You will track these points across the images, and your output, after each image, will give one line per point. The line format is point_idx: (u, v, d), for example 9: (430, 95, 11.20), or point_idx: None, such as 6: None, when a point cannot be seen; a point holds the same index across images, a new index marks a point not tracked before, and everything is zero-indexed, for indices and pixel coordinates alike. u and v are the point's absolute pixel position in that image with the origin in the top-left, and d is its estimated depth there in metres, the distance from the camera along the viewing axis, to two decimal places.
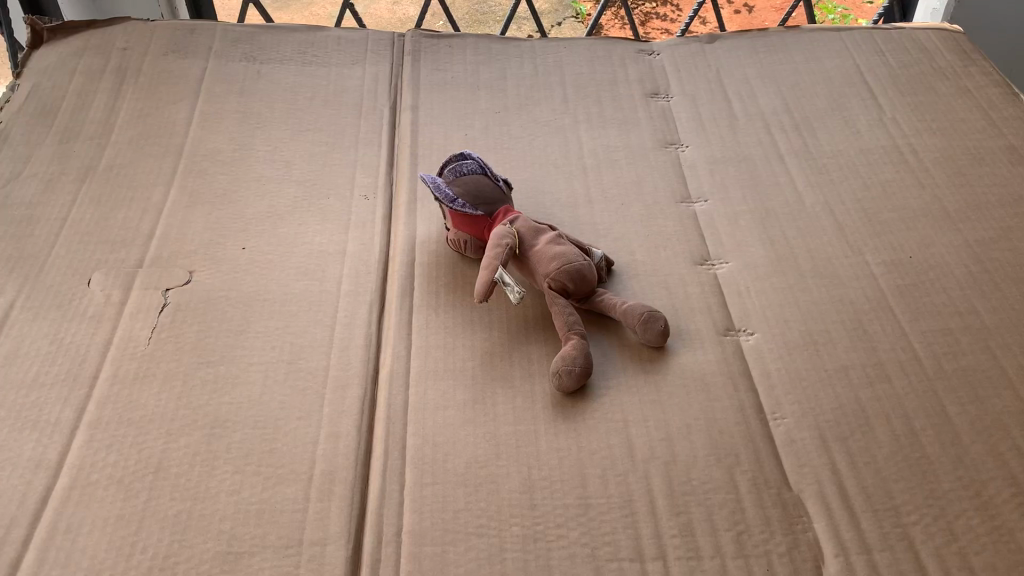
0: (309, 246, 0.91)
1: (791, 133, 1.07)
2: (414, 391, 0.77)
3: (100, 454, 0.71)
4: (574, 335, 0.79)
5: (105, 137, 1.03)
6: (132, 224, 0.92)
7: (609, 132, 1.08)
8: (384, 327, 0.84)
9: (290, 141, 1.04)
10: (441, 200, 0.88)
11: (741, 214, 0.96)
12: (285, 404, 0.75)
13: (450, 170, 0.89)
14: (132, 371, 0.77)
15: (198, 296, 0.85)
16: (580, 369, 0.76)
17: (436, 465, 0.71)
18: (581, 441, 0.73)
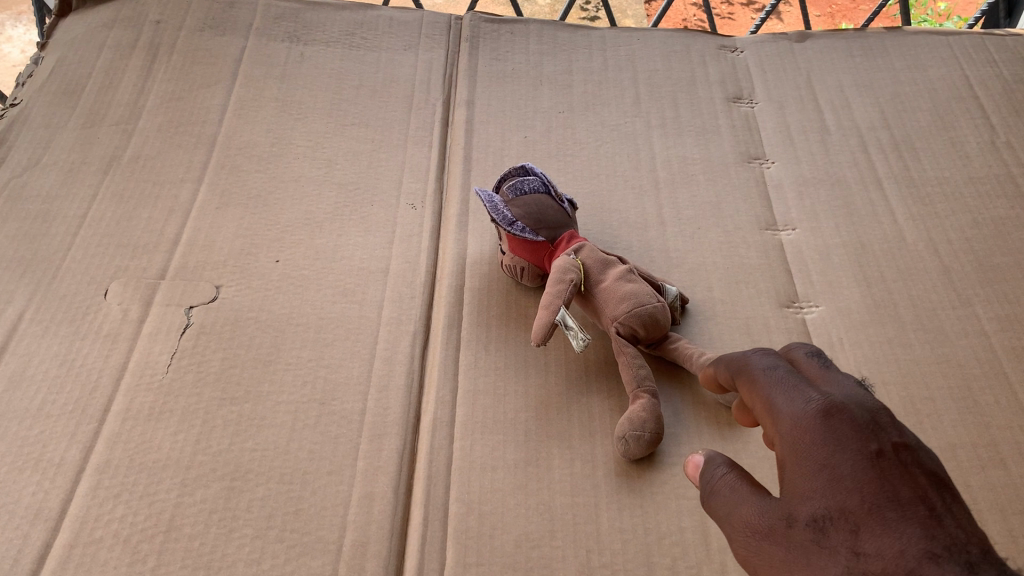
0: (349, 261, 0.82)
1: (890, 153, 0.95)
2: (460, 447, 0.69)
3: (106, 505, 0.63)
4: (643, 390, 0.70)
5: (131, 123, 0.94)
6: (157, 227, 0.84)
7: (685, 140, 0.97)
8: (428, 364, 0.75)
9: (333, 136, 0.95)
10: (497, 222, 0.77)
11: (833, 248, 0.85)
12: (315, 455, 0.67)
13: (513, 187, 0.79)
14: (148, 405, 0.69)
15: (224, 316, 0.76)
16: (650, 434, 0.67)
17: (481, 542, 0.63)
18: (648, 522, 0.64)
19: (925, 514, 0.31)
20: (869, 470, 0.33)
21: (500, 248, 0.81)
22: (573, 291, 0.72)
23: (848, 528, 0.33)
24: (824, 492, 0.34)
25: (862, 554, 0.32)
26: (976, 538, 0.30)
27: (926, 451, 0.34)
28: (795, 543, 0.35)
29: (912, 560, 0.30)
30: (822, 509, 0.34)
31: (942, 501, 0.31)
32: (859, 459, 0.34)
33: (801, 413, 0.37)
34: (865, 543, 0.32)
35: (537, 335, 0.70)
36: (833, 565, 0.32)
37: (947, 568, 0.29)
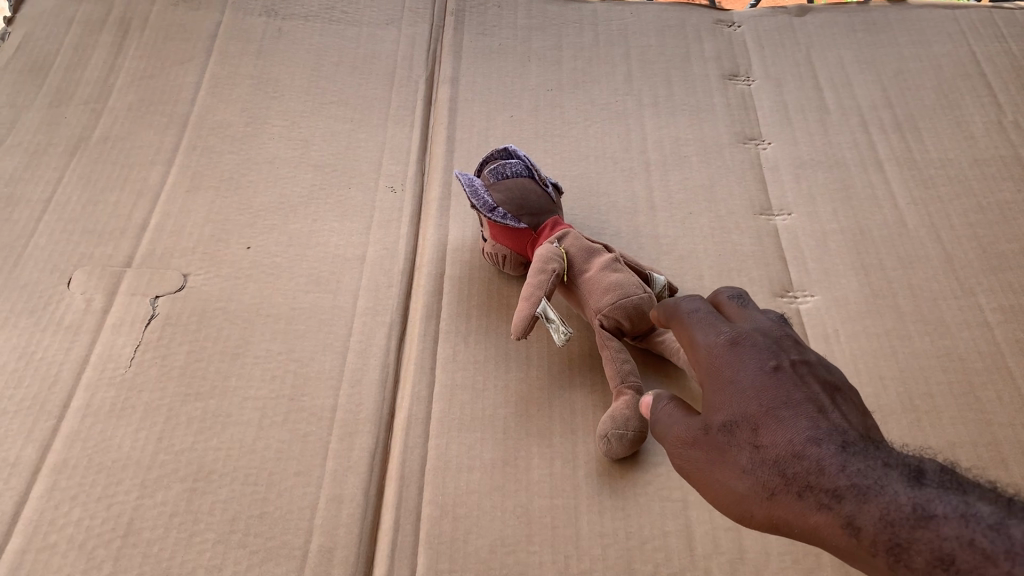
0: (324, 247, 0.79)
1: (892, 133, 0.91)
2: (435, 445, 0.65)
3: (62, 507, 0.60)
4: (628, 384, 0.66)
5: (101, 102, 0.90)
6: (124, 211, 0.81)
7: (678, 120, 0.93)
8: (404, 357, 0.72)
9: (310, 115, 0.91)
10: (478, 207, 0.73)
11: (831, 234, 0.82)
12: (282, 454, 0.64)
13: (495, 171, 0.74)
14: (109, 401, 0.66)
15: (192, 306, 0.73)
16: (635, 430, 0.63)
17: (454, 547, 0.60)
18: (630, 525, 0.61)
19: (812, 407, 0.39)
20: (769, 378, 0.41)
21: (482, 234, 0.77)
22: (555, 281, 0.69)
23: (748, 425, 0.40)
24: (734, 399, 0.41)
25: (762, 443, 0.39)
26: (853, 427, 0.38)
27: (819, 364, 0.42)
28: (709, 442, 0.42)
29: (800, 445, 0.38)
30: (731, 412, 0.41)
31: (828, 400, 0.39)
32: (763, 372, 0.41)
33: (714, 333, 0.45)
34: (764, 434, 0.39)
35: (517, 328, 0.67)
36: (740, 455, 0.40)
37: (827, 446, 0.37)
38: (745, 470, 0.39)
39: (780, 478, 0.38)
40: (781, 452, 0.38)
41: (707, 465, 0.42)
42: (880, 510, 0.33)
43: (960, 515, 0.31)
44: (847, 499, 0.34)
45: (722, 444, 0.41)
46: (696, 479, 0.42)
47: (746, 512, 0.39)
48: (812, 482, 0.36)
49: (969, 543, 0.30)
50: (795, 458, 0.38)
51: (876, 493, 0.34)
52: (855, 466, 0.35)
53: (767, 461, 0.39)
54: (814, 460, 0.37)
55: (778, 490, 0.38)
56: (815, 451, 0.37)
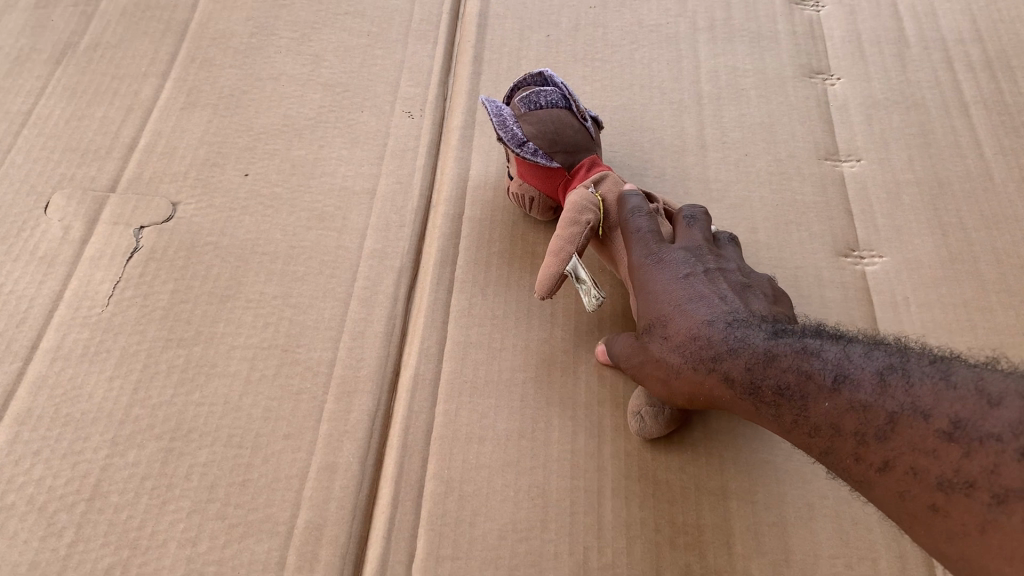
0: (330, 178, 0.70)
1: (980, 72, 0.80)
2: (443, 411, 0.58)
3: (23, 464, 0.54)
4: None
5: (92, 5, 0.81)
6: (112, 128, 0.72)
7: (736, 47, 0.82)
8: (415, 309, 0.64)
9: (322, 27, 0.81)
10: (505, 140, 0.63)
11: (904, 186, 0.72)
12: (271, 413, 0.57)
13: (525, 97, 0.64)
14: (82, 343, 0.59)
15: (180, 240, 0.65)
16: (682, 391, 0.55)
17: (459, 530, 0.53)
18: (661, 516, 0.54)
19: (710, 298, 0.51)
20: (681, 280, 0.53)
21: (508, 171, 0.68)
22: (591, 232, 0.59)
23: (662, 321, 0.52)
24: (652, 298, 0.53)
25: (670, 329, 0.51)
26: (741, 307, 0.50)
27: (730, 270, 0.54)
28: (639, 338, 0.54)
29: (695, 329, 0.50)
30: (652, 311, 0.53)
31: (728, 291, 0.52)
32: (675, 276, 0.53)
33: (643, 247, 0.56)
34: (670, 322, 0.51)
35: (544, 285, 0.58)
36: (654, 342, 0.52)
37: (716, 324, 0.49)
38: (659, 353, 0.52)
39: (681, 356, 0.50)
40: (682, 333, 0.50)
41: (637, 358, 0.54)
42: (748, 362, 0.45)
43: (800, 359, 0.43)
44: (729, 368, 0.46)
45: (645, 338, 0.53)
46: (633, 368, 0.55)
47: (665, 386, 0.52)
48: (700, 352, 0.48)
49: (799, 374, 0.42)
50: (691, 339, 0.49)
51: (745, 358, 0.46)
52: (738, 338, 0.47)
53: (675, 344, 0.50)
54: (705, 339, 0.49)
55: (682, 367, 0.50)
56: (706, 330, 0.49)
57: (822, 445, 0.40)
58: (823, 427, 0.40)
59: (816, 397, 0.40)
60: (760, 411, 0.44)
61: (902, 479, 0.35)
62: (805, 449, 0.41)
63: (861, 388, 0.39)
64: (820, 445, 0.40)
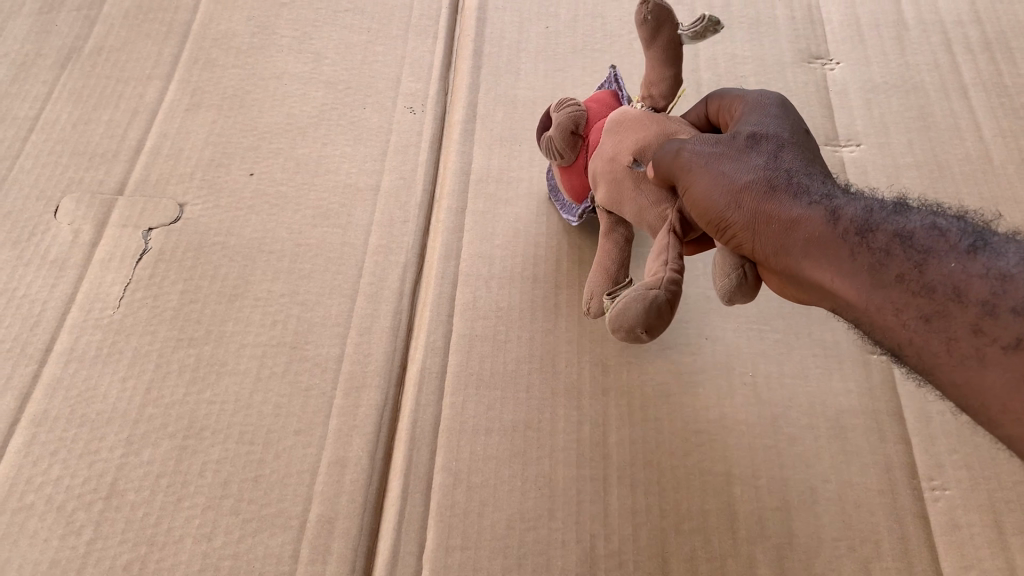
0: (334, 175, 0.71)
1: (980, 53, 0.80)
2: (451, 403, 0.59)
3: (41, 464, 0.55)
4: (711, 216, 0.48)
5: (94, 9, 0.82)
6: (117, 130, 0.73)
7: (735, 33, 0.83)
8: (420, 305, 0.65)
9: (322, 25, 0.82)
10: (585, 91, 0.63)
11: (904, 171, 0.72)
12: (281, 410, 0.58)
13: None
14: (95, 345, 0.60)
15: (188, 241, 0.66)
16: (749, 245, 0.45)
17: (468, 520, 0.54)
18: (666, 502, 0.55)
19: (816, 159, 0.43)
20: (803, 131, 0.44)
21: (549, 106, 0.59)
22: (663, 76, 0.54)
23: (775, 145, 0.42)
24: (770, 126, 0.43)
25: (780, 156, 0.41)
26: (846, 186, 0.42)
27: None
28: (731, 147, 0.42)
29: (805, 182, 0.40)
30: (765, 131, 0.42)
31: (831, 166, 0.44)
32: (798, 127, 0.43)
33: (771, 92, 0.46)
34: (787, 157, 0.41)
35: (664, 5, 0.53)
36: (753, 158, 0.41)
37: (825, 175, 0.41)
38: (757, 170, 0.40)
39: (784, 181, 0.39)
40: (797, 168, 0.40)
41: (715, 161, 0.42)
42: (862, 204, 0.37)
43: (931, 214, 0.35)
44: (837, 199, 0.38)
45: (743, 151, 0.42)
46: (693, 169, 0.42)
47: (734, 202, 0.40)
48: (805, 186, 0.39)
49: (929, 225, 0.34)
50: (805, 176, 0.40)
51: (863, 200, 0.37)
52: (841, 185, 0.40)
53: (783, 170, 0.40)
54: (819, 180, 0.40)
55: (780, 188, 0.39)
56: (815, 169, 0.41)
57: (928, 309, 0.33)
58: (939, 282, 0.32)
59: (943, 254, 0.33)
60: (850, 253, 0.36)
61: None
62: (897, 307, 0.34)
63: (1005, 258, 0.31)
64: (923, 305, 0.33)
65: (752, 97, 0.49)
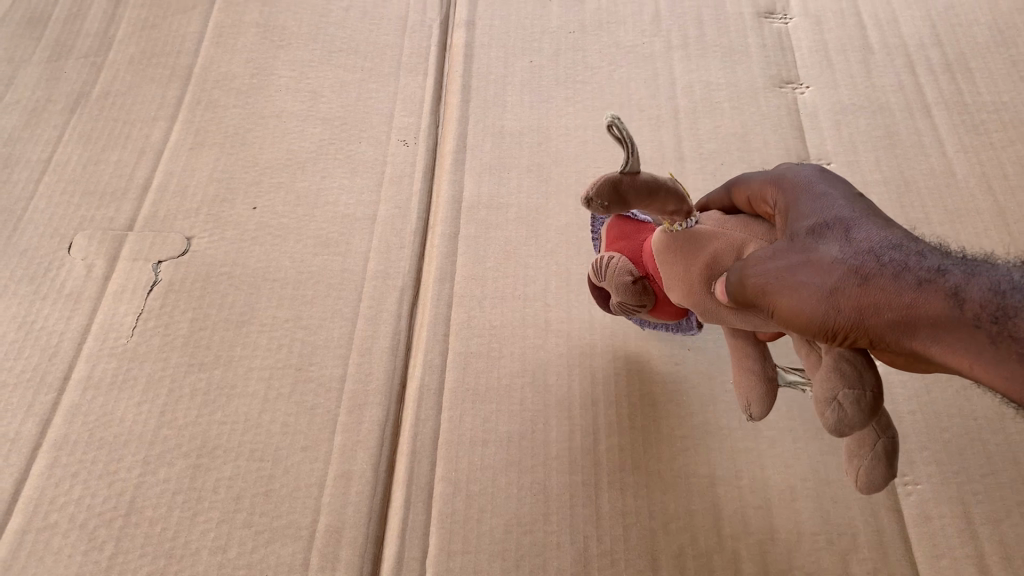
0: (333, 206, 0.75)
1: (941, 73, 0.85)
2: (449, 418, 0.62)
3: (63, 485, 0.58)
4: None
5: (101, 56, 0.86)
6: (126, 170, 0.77)
7: (710, 62, 0.87)
8: (417, 326, 0.68)
9: (319, 65, 0.86)
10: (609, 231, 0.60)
11: (873, 187, 0.76)
12: (289, 428, 0.61)
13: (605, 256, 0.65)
14: (110, 373, 0.64)
15: (196, 272, 0.70)
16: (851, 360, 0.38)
17: (468, 526, 0.57)
18: (654, 503, 0.58)
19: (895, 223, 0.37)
20: (861, 203, 0.38)
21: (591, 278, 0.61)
22: (666, 200, 0.51)
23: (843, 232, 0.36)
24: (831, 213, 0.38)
25: (854, 240, 0.35)
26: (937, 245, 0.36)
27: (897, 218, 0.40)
28: (795, 250, 0.37)
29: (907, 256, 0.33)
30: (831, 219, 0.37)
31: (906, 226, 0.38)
32: (855, 201, 0.39)
33: (813, 177, 0.41)
34: (861, 235, 0.36)
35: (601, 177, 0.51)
36: (827, 250, 0.36)
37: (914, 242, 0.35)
38: (840, 266, 0.35)
39: (875, 265, 0.34)
40: (878, 246, 0.35)
41: (793, 270, 0.36)
42: (973, 274, 0.31)
43: None
44: (949, 274, 0.32)
45: (812, 248, 0.36)
46: (772, 287, 0.37)
47: (829, 308, 0.34)
48: (900, 266, 0.33)
49: None
50: (891, 253, 0.34)
51: (982, 269, 0.31)
52: (931, 250, 0.34)
53: (866, 256, 0.34)
54: (913, 252, 0.34)
55: (874, 276, 0.33)
56: (899, 238, 0.35)
57: None
58: None
59: None
60: (980, 336, 0.30)
61: None
62: None
63: None
64: None
65: (781, 176, 0.44)
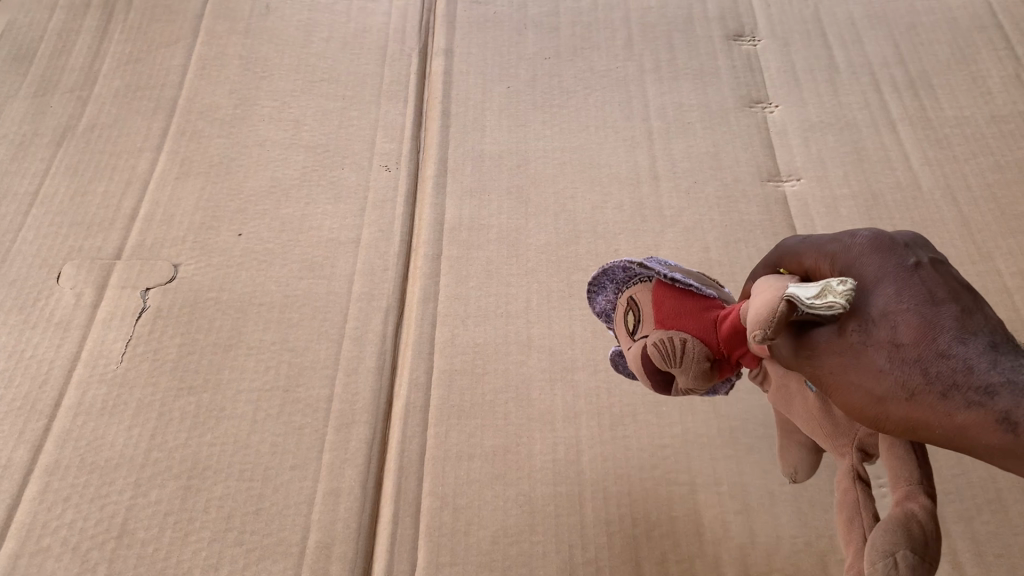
0: (317, 231, 0.77)
1: (905, 91, 0.88)
2: (434, 433, 0.64)
3: (55, 510, 0.59)
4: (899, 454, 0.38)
5: (86, 89, 0.88)
6: (113, 200, 0.79)
7: (681, 84, 0.90)
8: (402, 345, 0.70)
9: (301, 95, 0.88)
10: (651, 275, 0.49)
11: (842, 201, 0.79)
12: (278, 448, 0.63)
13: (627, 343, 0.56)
14: (101, 398, 0.65)
15: (184, 298, 0.71)
16: (932, 529, 0.34)
17: (455, 539, 0.58)
18: (637, 511, 0.59)
19: (956, 302, 0.30)
20: (913, 276, 0.31)
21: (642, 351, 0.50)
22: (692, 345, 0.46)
23: (888, 336, 0.30)
24: (874, 307, 0.31)
25: (898, 341, 0.30)
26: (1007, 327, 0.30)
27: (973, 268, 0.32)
28: (841, 345, 0.32)
29: (963, 373, 0.28)
30: (873, 317, 0.31)
31: (976, 299, 0.31)
32: (905, 276, 0.31)
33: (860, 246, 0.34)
34: (906, 331, 0.30)
35: (763, 315, 0.35)
36: (870, 352, 0.31)
37: (974, 342, 0.29)
38: (888, 374, 0.30)
39: (923, 379, 0.29)
40: (925, 349, 0.29)
41: (838, 371, 0.32)
42: None
43: None
44: (1001, 394, 0.27)
45: (857, 346, 0.31)
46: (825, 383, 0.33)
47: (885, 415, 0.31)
48: (954, 384, 0.28)
49: None
50: (937, 359, 0.29)
51: None
52: (986, 351, 0.28)
53: (914, 368, 0.29)
54: (959, 358, 0.29)
55: (921, 391, 0.29)
56: (949, 336, 0.29)
57: None
58: None
59: None
60: None
61: None
62: None
63: None
64: None
65: (828, 242, 0.36)
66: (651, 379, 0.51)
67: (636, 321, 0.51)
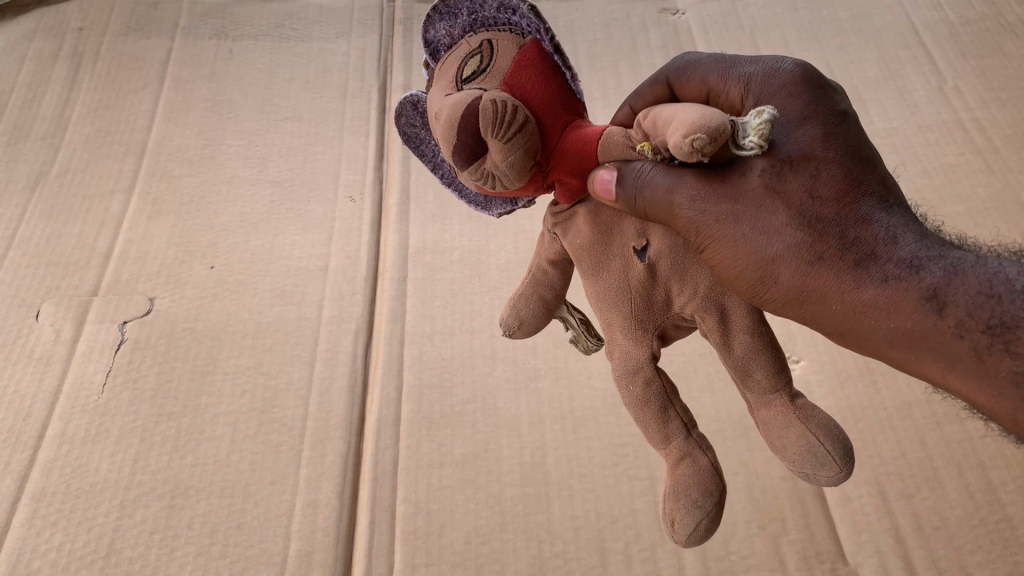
0: (286, 261, 0.80)
1: None
2: (406, 444, 0.67)
3: (43, 535, 0.61)
4: (744, 345, 0.44)
5: (58, 136, 0.91)
6: (88, 240, 0.82)
7: None
8: (372, 364, 0.73)
9: (266, 134, 0.92)
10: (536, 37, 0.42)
11: None
12: (256, 465, 0.66)
13: (420, 99, 0.49)
14: (84, 427, 0.67)
15: (159, 330, 0.74)
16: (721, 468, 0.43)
17: (429, 541, 0.61)
18: (601, 505, 0.63)
19: (861, 176, 0.38)
20: (826, 142, 0.39)
21: (472, 97, 0.41)
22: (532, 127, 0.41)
23: (806, 196, 0.38)
24: (798, 168, 0.38)
25: (817, 199, 0.38)
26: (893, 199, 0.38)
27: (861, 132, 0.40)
28: (750, 195, 0.39)
29: (852, 238, 0.37)
30: (790, 177, 0.38)
31: (868, 168, 0.38)
32: (819, 137, 0.39)
33: (780, 88, 0.40)
34: (823, 190, 0.38)
35: (707, 120, 0.35)
36: (780, 212, 0.38)
37: (870, 207, 0.37)
38: (798, 229, 0.38)
39: (828, 240, 0.37)
40: (842, 213, 0.37)
41: (733, 224, 0.39)
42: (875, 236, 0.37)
43: (949, 266, 0.36)
44: (922, 268, 0.36)
45: (771, 200, 0.38)
46: (709, 239, 0.40)
47: (774, 275, 0.39)
48: (875, 252, 0.37)
49: (953, 276, 0.35)
50: (856, 223, 0.37)
51: (955, 270, 0.35)
52: (896, 218, 0.37)
53: (819, 228, 0.37)
54: (878, 226, 0.37)
55: (830, 253, 0.37)
56: (857, 207, 0.37)
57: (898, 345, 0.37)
58: (940, 333, 0.35)
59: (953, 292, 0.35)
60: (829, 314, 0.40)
61: (978, 368, 0.34)
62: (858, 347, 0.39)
63: (964, 288, 0.35)
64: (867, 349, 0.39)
65: (745, 76, 0.41)
66: (456, 136, 0.41)
67: (477, 67, 0.43)
